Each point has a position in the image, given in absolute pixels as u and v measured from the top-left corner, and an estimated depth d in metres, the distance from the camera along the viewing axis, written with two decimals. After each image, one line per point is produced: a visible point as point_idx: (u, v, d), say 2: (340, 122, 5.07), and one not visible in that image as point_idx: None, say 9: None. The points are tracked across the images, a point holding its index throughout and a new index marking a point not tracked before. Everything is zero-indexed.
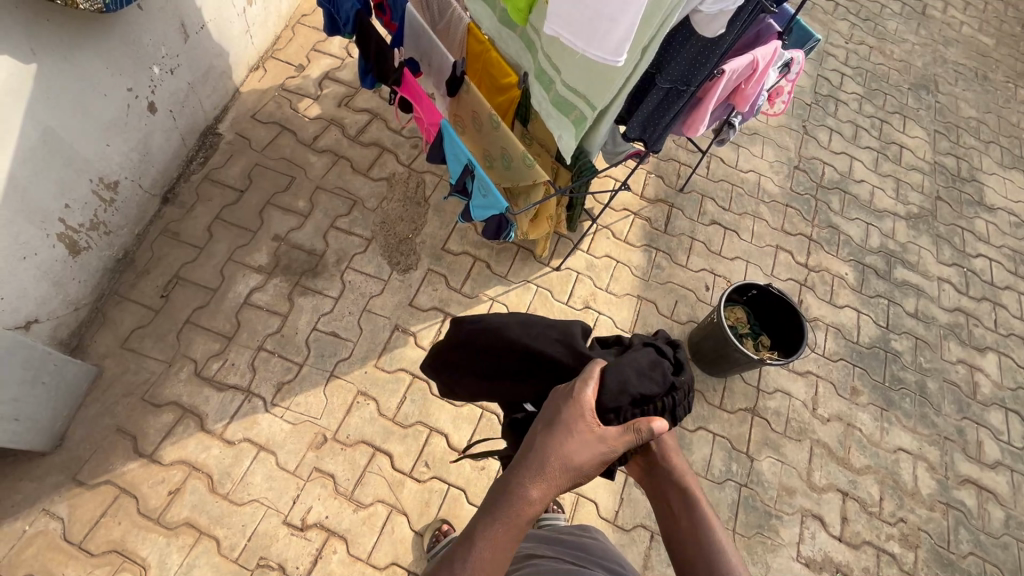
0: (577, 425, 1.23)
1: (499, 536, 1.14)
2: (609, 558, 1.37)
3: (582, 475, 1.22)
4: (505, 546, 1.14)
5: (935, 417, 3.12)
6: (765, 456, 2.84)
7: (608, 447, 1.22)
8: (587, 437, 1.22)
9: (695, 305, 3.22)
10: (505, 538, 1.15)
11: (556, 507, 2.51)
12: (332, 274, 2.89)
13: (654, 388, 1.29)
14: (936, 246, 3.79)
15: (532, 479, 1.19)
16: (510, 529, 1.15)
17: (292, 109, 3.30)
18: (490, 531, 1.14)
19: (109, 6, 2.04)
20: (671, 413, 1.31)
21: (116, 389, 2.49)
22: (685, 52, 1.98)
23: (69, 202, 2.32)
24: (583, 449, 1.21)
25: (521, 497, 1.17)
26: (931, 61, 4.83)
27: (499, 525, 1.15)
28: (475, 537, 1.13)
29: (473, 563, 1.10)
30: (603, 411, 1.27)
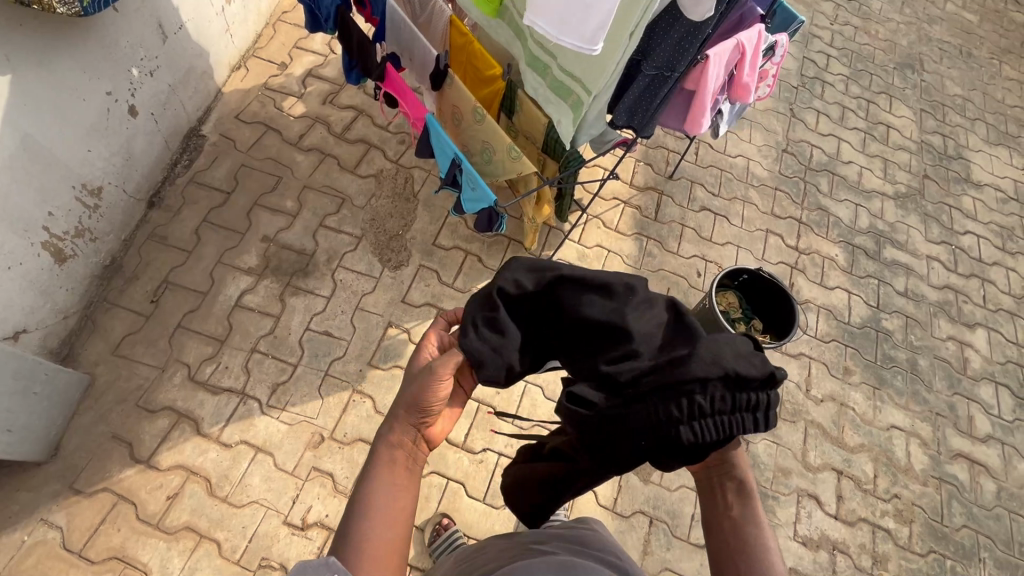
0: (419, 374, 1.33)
1: (379, 473, 1.19)
2: (603, 549, 1.38)
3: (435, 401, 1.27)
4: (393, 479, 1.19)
5: (926, 394, 3.16)
6: (761, 438, 2.87)
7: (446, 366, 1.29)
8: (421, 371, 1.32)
9: (687, 291, 3.23)
10: (387, 474, 1.19)
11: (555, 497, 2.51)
12: (323, 274, 2.88)
13: (752, 371, 1.12)
14: (924, 224, 3.81)
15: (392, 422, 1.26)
16: (393, 463, 1.21)
17: (276, 108, 3.26)
18: (375, 469, 1.20)
19: (85, 10, 2.00)
20: (752, 407, 1.11)
21: (109, 397, 2.47)
22: (669, 39, 1.96)
23: (53, 210, 2.30)
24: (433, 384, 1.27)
25: (384, 439, 1.24)
26: (916, 40, 4.84)
27: (381, 468, 1.20)
28: (360, 489, 1.17)
29: (364, 504, 1.14)
30: (686, 382, 1.11)
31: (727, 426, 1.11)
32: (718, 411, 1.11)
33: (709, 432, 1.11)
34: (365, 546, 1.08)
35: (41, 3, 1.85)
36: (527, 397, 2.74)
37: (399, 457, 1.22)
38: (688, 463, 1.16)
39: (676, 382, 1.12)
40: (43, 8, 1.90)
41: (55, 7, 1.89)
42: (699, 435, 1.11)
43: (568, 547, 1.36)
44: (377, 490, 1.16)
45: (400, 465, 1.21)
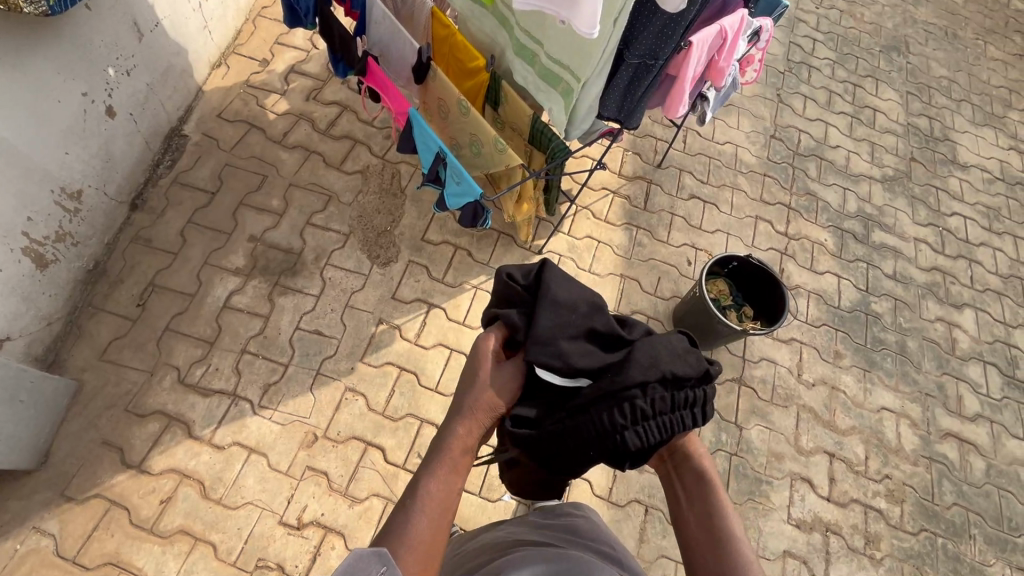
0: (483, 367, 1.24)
1: (438, 470, 1.10)
2: (596, 538, 1.39)
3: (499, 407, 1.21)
4: (451, 478, 1.11)
5: (916, 375, 3.19)
6: (753, 424, 2.89)
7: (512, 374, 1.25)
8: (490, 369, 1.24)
9: (678, 280, 3.23)
10: (448, 473, 1.11)
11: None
12: (312, 273, 2.85)
13: (688, 370, 1.17)
14: (912, 207, 3.83)
15: (458, 414, 1.18)
16: (455, 464, 1.12)
17: (258, 105, 3.22)
18: (435, 465, 1.11)
19: (54, 8, 1.95)
20: (692, 404, 1.17)
21: (98, 402, 2.45)
22: (651, 26, 1.93)
23: (32, 214, 2.26)
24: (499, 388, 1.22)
25: (446, 434, 1.15)
26: (901, 22, 4.84)
27: (439, 463, 1.12)
28: (420, 484, 1.08)
29: (421, 498, 1.06)
30: (626, 386, 1.14)
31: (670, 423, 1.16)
32: (659, 410, 1.15)
33: (650, 435, 1.14)
34: (417, 548, 1.00)
35: (8, 2, 1.80)
36: None
37: (462, 460, 1.14)
38: (635, 465, 1.20)
39: (618, 388, 1.15)
40: (9, 8, 1.85)
41: (21, 5, 1.84)
42: (644, 440, 1.14)
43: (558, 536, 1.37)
44: (437, 489, 1.08)
45: (461, 468, 1.12)
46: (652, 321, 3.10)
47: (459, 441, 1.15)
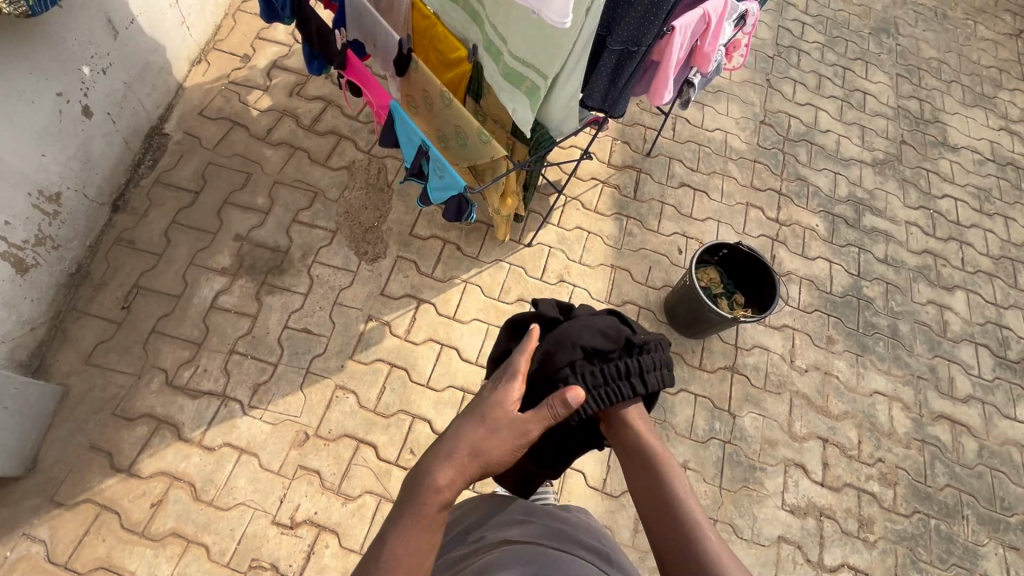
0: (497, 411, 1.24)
1: (411, 527, 1.08)
2: (585, 532, 1.38)
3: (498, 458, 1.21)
4: (419, 537, 1.08)
5: (908, 358, 3.20)
6: (746, 411, 2.89)
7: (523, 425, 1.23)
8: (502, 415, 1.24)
9: (669, 269, 3.21)
10: (418, 535, 1.08)
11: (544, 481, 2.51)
12: (299, 270, 2.82)
13: (608, 343, 1.36)
14: (902, 190, 3.82)
15: (438, 460, 1.17)
16: (423, 522, 1.10)
17: (240, 102, 3.17)
18: (404, 520, 1.09)
19: (33, 9, 1.89)
20: (624, 375, 1.32)
21: (85, 406, 2.42)
22: (633, 10, 1.90)
23: (10, 218, 2.21)
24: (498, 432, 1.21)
25: (428, 481, 1.14)
26: (891, 3, 4.80)
27: (410, 517, 1.10)
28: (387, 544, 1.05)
29: (385, 559, 1.03)
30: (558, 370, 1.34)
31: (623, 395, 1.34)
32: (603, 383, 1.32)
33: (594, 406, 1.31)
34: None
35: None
36: None
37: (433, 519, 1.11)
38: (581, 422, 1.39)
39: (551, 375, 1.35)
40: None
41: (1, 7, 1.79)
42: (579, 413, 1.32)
43: (543, 531, 1.35)
44: (405, 550, 1.05)
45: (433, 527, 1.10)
46: (644, 311, 3.09)
47: (434, 495, 1.12)
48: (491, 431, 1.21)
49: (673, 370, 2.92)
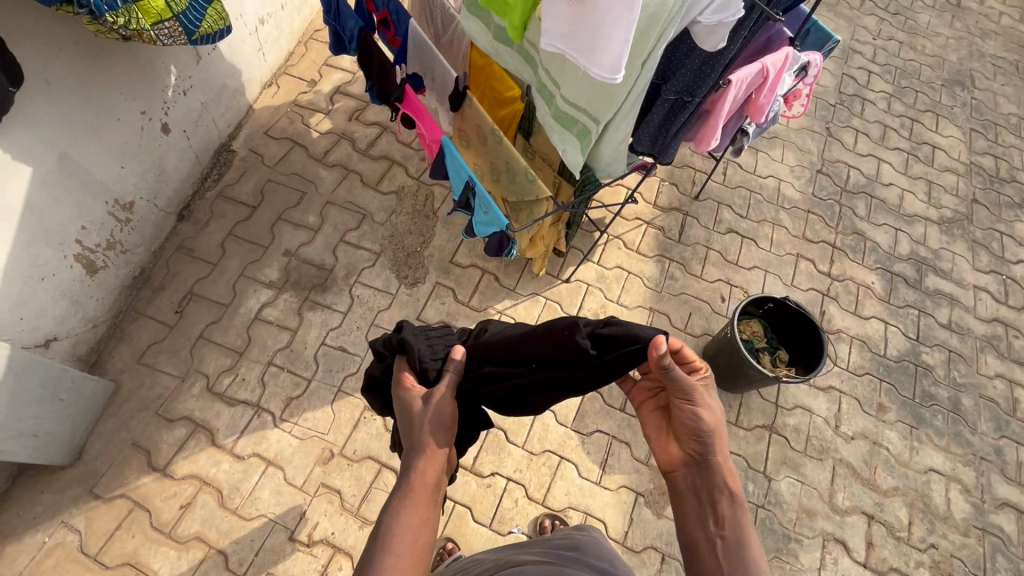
0: (416, 403, 1.44)
1: (404, 509, 1.25)
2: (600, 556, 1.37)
3: (444, 420, 1.41)
4: (420, 513, 1.26)
5: (970, 436, 2.94)
6: (784, 475, 2.72)
7: (440, 393, 1.44)
8: (424, 405, 1.43)
9: (710, 316, 3.12)
10: (415, 506, 1.26)
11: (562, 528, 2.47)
12: (341, 289, 2.92)
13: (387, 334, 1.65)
14: (972, 252, 3.59)
15: (415, 455, 1.35)
16: (418, 496, 1.29)
17: (303, 124, 3.35)
18: (403, 501, 1.27)
19: (193, 41, 2.03)
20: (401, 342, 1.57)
21: (131, 404, 2.54)
22: (689, 64, 1.89)
23: (86, 223, 2.36)
24: (435, 413, 1.41)
25: (409, 474, 1.32)
26: (966, 56, 4.61)
27: (407, 503, 1.27)
28: (383, 521, 1.22)
29: (394, 541, 1.19)
30: (425, 377, 1.53)
31: (441, 331, 1.64)
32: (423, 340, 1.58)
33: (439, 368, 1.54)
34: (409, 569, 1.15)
35: (142, 37, 1.87)
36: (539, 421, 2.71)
37: (424, 494, 1.30)
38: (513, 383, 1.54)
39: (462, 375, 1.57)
40: (146, 41, 1.91)
41: (158, 39, 1.92)
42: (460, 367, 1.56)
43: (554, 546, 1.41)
44: (406, 525, 1.22)
45: (428, 501, 1.28)
46: None
47: (419, 480, 1.31)
48: (438, 405, 1.42)
49: None
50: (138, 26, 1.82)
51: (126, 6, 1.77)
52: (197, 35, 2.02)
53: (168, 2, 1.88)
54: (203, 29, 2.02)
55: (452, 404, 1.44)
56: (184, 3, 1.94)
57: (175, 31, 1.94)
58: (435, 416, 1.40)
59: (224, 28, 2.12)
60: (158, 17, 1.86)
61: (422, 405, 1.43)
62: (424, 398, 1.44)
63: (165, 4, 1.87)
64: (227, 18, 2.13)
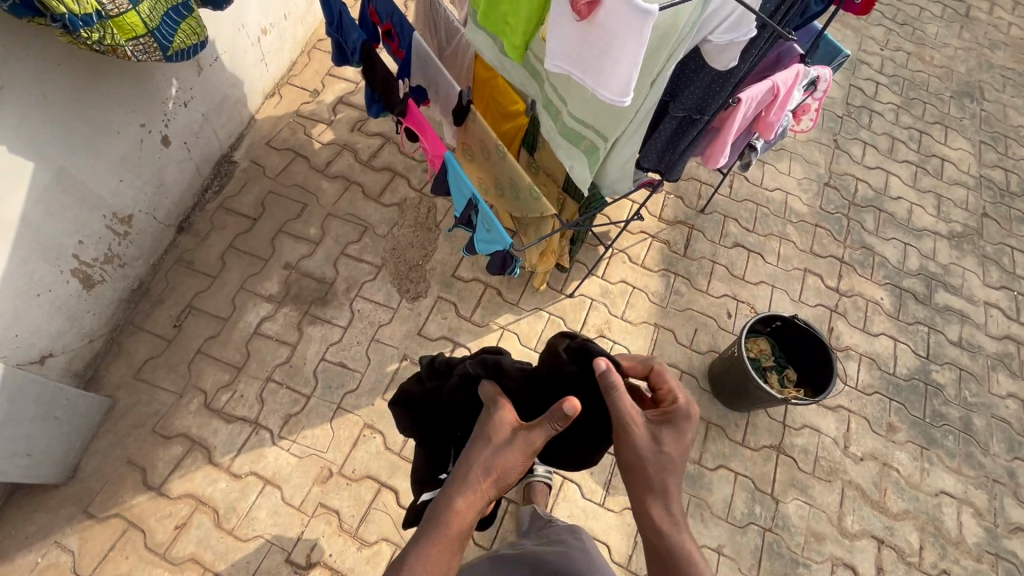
0: (494, 436, 1.32)
1: (432, 550, 1.19)
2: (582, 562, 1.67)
3: (506, 476, 1.28)
4: (441, 561, 1.19)
5: (982, 458, 2.88)
6: (791, 497, 2.66)
7: (526, 444, 1.29)
8: (501, 444, 1.30)
9: (716, 333, 3.07)
10: (442, 551, 1.20)
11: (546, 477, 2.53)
12: (341, 303, 2.88)
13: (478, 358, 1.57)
14: (982, 267, 3.53)
15: (463, 489, 1.25)
16: (446, 541, 1.21)
17: (305, 134, 3.32)
18: (428, 545, 1.20)
19: (168, 58, 2.00)
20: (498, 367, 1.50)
21: (128, 421, 2.51)
22: (698, 82, 1.84)
23: (83, 238, 2.33)
24: (502, 458, 1.28)
25: (450, 512, 1.23)
26: (975, 67, 4.56)
27: (433, 543, 1.21)
28: (408, 560, 1.18)
29: None
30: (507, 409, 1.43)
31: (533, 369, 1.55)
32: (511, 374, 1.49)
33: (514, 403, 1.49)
34: None
35: (117, 53, 1.86)
36: None
37: (455, 542, 1.22)
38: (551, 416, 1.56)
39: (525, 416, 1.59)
40: (120, 57, 1.89)
41: (133, 55, 1.89)
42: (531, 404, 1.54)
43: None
44: (427, 571, 1.16)
45: (456, 550, 1.21)
46: (685, 376, 2.93)
47: (455, 523, 1.22)
48: (510, 454, 1.28)
49: (713, 444, 2.74)
50: (112, 42, 1.80)
51: (101, 23, 1.74)
52: (171, 50, 1.98)
53: (145, 18, 1.83)
54: (177, 45, 1.98)
55: (527, 461, 1.29)
56: (161, 18, 1.90)
57: (149, 47, 1.90)
58: (501, 463, 1.28)
59: (198, 43, 2.09)
60: (133, 34, 1.82)
61: (498, 442, 1.30)
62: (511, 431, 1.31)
63: (142, 20, 1.83)
64: (201, 33, 2.09)
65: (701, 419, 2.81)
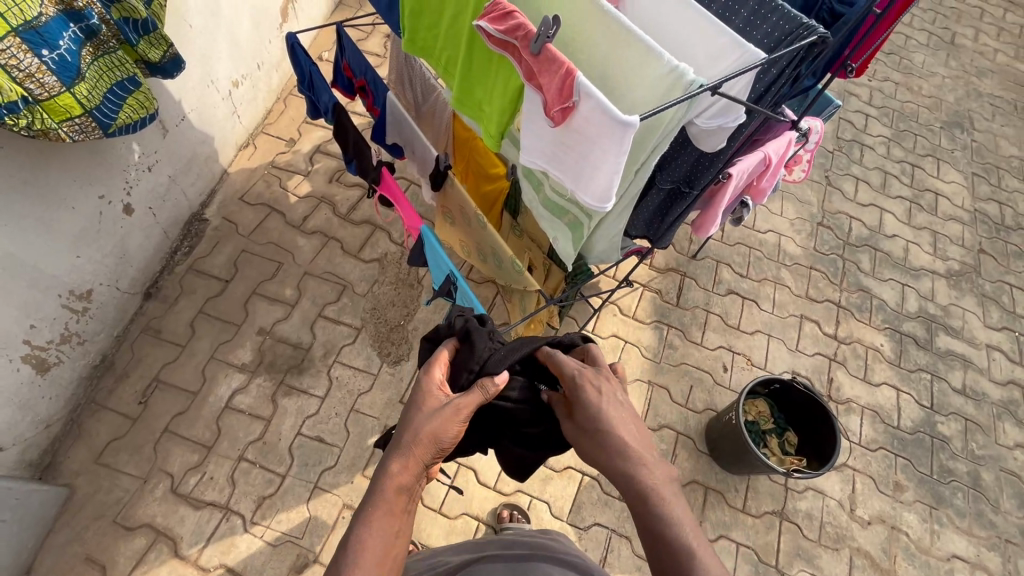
0: (428, 399, 1.35)
1: (372, 513, 1.19)
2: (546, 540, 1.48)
3: (442, 441, 1.29)
4: (385, 524, 1.19)
5: (993, 516, 2.76)
6: (797, 569, 2.53)
7: (457, 408, 1.31)
8: (436, 407, 1.33)
9: (712, 389, 2.94)
10: (383, 519, 1.19)
11: (518, 518, 2.46)
12: (319, 370, 2.73)
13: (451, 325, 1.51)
14: (982, 307, 3.44)
15: (398, 456, 1.26)
16: (389, 504, 1.22)
17: (280, 187, 3.19)
18: (370, 516, 1.19)
19: (108, 133, 1.86)
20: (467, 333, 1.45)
21: (87, 512, 2.34)
22: (684, 156, 1.74)
23: (36, 322, 2.18)
24: (434, 420, 1.29)
25: (386, 477, 1.24)
26: (963, 95, 4.52)
27: (376, 512, 1.19)
28: (353, 527, 1.17)
29: (353, 546, 1.14)
30: (463, 378, 1.41)
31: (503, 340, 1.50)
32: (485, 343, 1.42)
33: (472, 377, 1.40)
34: None
35: (49, 136, 1.72)
36: (533, 513, 2.52)
37: (398, 505, 1.22)
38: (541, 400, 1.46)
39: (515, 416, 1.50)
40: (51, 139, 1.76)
41: (68, 136, 1.76)
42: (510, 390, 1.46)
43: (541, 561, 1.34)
44: (373, 536, 1.16)
45: (398, 514, 1.21)
46: (682, 437, 2.80)
47: (395, 485, 1.23)
48: (443, 420, 1.29)
49: (713, 512, 2.61)
50: (42, 126, 1.67)
51: (29, 107, 1.62)
52: (113, 127, 1.86)
53: (80, 97, 1.71)
54: (121, 121, 1.87)
55: (462, 422, 1.31)
56: (101, 96, 1.79)
57: (86, 125, 1.78)
58: (436, 423, 1.29)
59: (146, 116, 1.97)
60: (67, 115, 1.70)
61: (432, 407, 1.32)
62: (445, 398, 1.35)
63: (78, 101, 1.71)
64: (151, 107, 1.99)
65: (699, 484, 2.67)
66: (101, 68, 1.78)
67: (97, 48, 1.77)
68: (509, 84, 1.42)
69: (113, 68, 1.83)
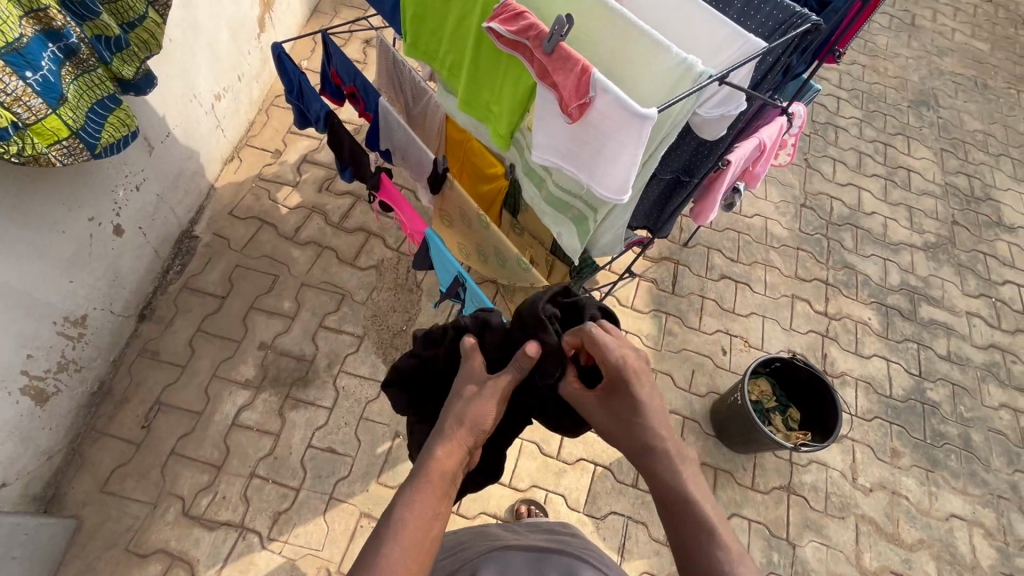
0: (467, 385, 1.34)
1: (416, 494, 1.12)
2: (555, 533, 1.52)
3: (482, 423, 1.27)
4: (428, 504, 1.12)
5: (985, 474, 2.90)
6: (808, 540, 2.61)
7: (496, 386, 1.31)
8: (476, 390, 1.32)
9: (713, 372, 3.01)
10: (428, 495, 1.13)
11: (536, 511, 2.48)
12: (324, 381, 2.71)
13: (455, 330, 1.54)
14: (960, 276, 3.59)
15: (441, 439, 1.23)
16: (432, 485, 1.15)
17: (270, 200, 3.14)
18: (414, 495, 1.12)
19: (96, 154, 1.83)
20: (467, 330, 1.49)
21: (98, 542, 2.28)
22: (683, 146, 1.79)
23: (32, 351, 2.12)
24: (476, 403, 1.28)
25: (431, 459, 1.19)
26: (927, 74, 4.69)
27: (418, 494, 1.12)
28: (395, 510, 1.09)
29: (396, 524, 1.07)
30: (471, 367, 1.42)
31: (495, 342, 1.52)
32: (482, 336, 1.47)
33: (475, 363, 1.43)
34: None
35: (40, 161, 1.68)
36: (550, 506, 2.55)
37: (440, 487, 1.16)
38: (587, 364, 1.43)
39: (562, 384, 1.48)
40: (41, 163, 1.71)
41: (56, 160, 1.72)
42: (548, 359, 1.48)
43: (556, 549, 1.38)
44: (415, 517, 1.09)
45: (442, 493, 1.15)
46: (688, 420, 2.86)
47: (438, 468, 1.18)
48: (482, 401, 1.29)
49: (723, 492, 2.67)
50: (33, 151, 1.63)
51: (18, 133, 1.58)
52: (99, 146, 1.82)
53: (64, 118, 1.67)
54: (104, 139, 1.83)
55: (502, 403, 1.31)
56: (83, 116, 1.75)
57: (74, 146, 1.74)
58: (480, 405, 1.29)
59: (128, 133, 1.93)
60: (55, 138, 1.66)
61: (465, 391, 1.32)
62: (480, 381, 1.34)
63: (63, 122, 1.67)
64: (131, 123, 1.94)
65: (708, 466, 2.73)
66: (81, 87, 1.73)
67: (77, 66, 1.72)
68: (518, 86, 1.51)
69: (93, 87, 1.77)
